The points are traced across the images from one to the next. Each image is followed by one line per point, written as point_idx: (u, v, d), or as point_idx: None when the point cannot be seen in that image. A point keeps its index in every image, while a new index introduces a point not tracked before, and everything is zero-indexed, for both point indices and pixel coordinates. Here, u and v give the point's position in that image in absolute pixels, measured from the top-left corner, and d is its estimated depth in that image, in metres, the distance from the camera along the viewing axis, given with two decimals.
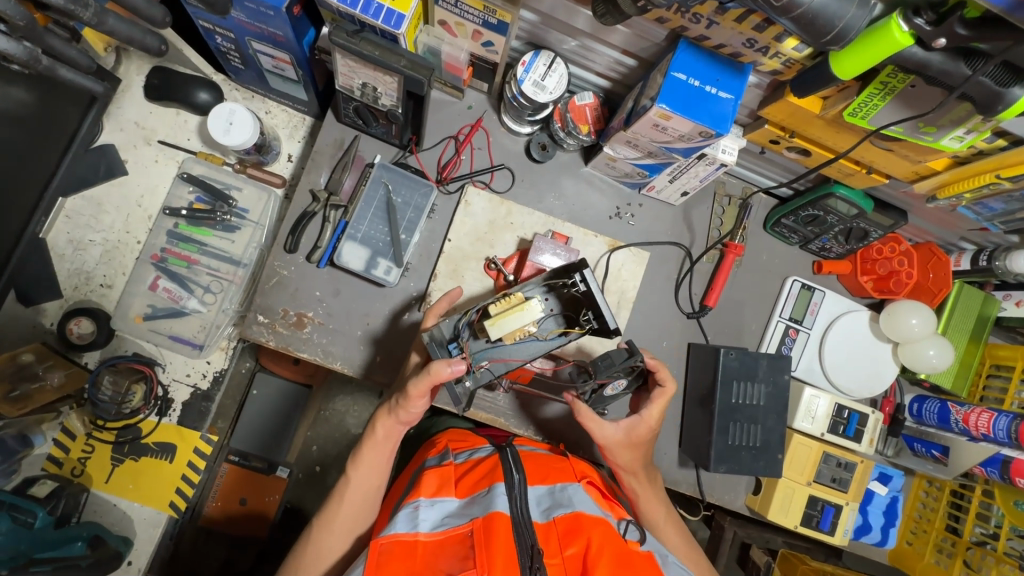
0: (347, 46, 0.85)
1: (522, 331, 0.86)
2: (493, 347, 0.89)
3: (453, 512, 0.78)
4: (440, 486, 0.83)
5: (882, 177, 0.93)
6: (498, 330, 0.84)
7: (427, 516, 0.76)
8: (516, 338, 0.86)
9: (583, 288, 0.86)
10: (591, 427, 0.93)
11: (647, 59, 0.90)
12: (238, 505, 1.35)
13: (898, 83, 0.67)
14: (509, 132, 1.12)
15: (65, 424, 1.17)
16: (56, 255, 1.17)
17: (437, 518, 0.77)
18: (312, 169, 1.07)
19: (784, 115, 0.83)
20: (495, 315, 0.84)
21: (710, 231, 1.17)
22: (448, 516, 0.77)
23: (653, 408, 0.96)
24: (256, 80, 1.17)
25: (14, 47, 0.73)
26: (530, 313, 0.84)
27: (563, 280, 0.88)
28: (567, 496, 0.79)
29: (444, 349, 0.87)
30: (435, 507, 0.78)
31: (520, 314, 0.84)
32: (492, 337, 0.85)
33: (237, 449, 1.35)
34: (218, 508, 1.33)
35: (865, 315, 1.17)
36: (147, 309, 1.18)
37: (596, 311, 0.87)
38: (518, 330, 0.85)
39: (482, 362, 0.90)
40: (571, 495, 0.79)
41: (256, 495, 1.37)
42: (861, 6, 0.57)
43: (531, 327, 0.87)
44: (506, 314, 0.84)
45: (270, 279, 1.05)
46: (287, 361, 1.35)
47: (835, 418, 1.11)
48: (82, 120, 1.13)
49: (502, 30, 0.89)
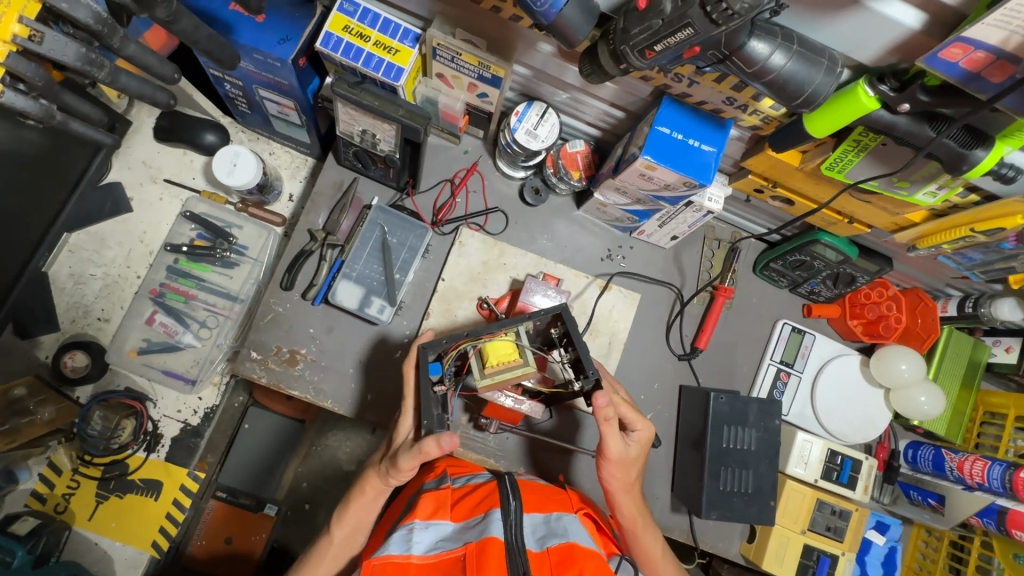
0: (347, 96, 0.90)
1: None
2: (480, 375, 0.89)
3: (448, 536, 0.79)
4: (436, 510, 0.83)
5: (864, 227, 0.95)
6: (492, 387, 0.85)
7: (421, 539, 0.78)
8: None
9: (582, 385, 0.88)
10: (607, 440, 0.86)
11: (634, 112, 0.94)
12: (224, 543, 1.30)
13: (870, 142, 0.70)
14: (504, 176, 1.16)
15: (52, 459, 1.16)
16: (56, 289, 1.20)
17: (431, 541, 0.78)
18: (311, 210, 1.11)
19: (765, 167, 0.86)
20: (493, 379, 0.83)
21: (700, 273, 1.20)
22: (442, 540, 0.78)
23: (624, 408, 0.89)
24: (261, 123, 1.21)
25: (30, 105, 0.72)
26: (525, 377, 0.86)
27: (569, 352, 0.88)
28: (563, 526, 0.79)
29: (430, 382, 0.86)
30: (429, 530, 0.79)
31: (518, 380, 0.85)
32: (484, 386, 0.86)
33: (224, 486, 1.31)
34: (203, 547, 1.28)
35: (856, 359, 1.18)
36: (141, 343, 1.19)
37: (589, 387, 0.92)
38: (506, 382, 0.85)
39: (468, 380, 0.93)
40: (567, 525, 0.80)
41: (242, 535, 1.32)
42: (829, 72, 0.60)
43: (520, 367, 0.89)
44: (502, 375, 0.82)
45: (265, 316, 1.06)
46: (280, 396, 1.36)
47: (829, 464, 1.10)
48: (91, 161, 1.17)
49: (496, 83, 0.93)
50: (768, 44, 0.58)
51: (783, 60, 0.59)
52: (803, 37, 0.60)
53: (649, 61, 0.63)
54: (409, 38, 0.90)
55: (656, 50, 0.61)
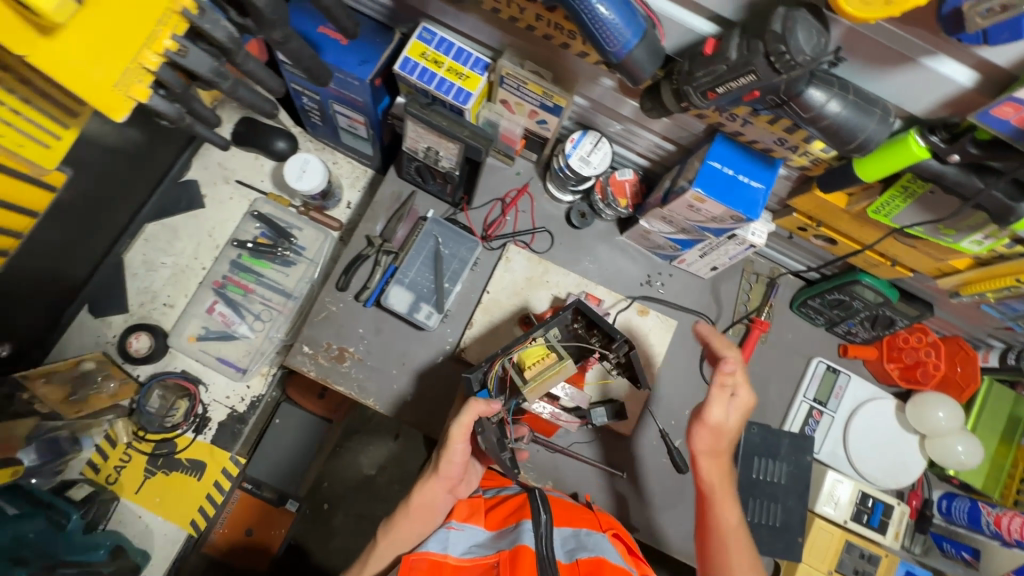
0: (419, 115, 0.98)
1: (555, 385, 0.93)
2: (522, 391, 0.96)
3: (482, 542, 0.85)
4: (471, 514, 0.92)
5: (907, 271, 0.97)
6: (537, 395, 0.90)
7: (456, 541, 0.85)
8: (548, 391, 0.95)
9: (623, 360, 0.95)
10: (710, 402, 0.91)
11: (685, 146, 0.99)
12: (243, 535, 1.38)
13: (918, 188, 0.73)
14: (552, 199, 1.21)
15: (109, 432, 1.22)
16: (129, 273, 1.29)
17: (465, 545, 0.85)
18: (370, 218, 1.18)
19: (812, 207, 0.90)
20: (533, 383, 0.89)
21: (737, 305, 1.22)
22: (475, 545, 0.84)
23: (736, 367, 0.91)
24: (329, 135, 1.31)
25: None
26: (566, 374, 0.91)
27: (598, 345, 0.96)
28: (593, 542, 0.82)
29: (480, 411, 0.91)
30: (463, 534, 0.87)
31: (559, 377, 0.90)
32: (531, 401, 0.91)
33: (251, 478, 1.39)
34: (225, 536, 1.35)
35: (891, 404, 1.18)
36: (201, 330, 1.28)
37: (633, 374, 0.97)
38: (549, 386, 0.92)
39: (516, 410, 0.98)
40: (596, 542, 0.82)
41: (262, 528, 1.40)
42: (882, 121, 0.64)
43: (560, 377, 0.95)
44: (542, 381, 0.89)
45: (319, 313, 1.13)
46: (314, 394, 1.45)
47: (859, 506, 1.09)
48: (177, 159, 1.31)
49: (556, 112, 0.99)
50: (825, 92, 0.62)
51: (839, 108, 0.63)
52: (859, 88, 0.64)
53: (710, 102, 0.69)
54: (479, 66, 0.97)
55: (718, 91, 0.66)
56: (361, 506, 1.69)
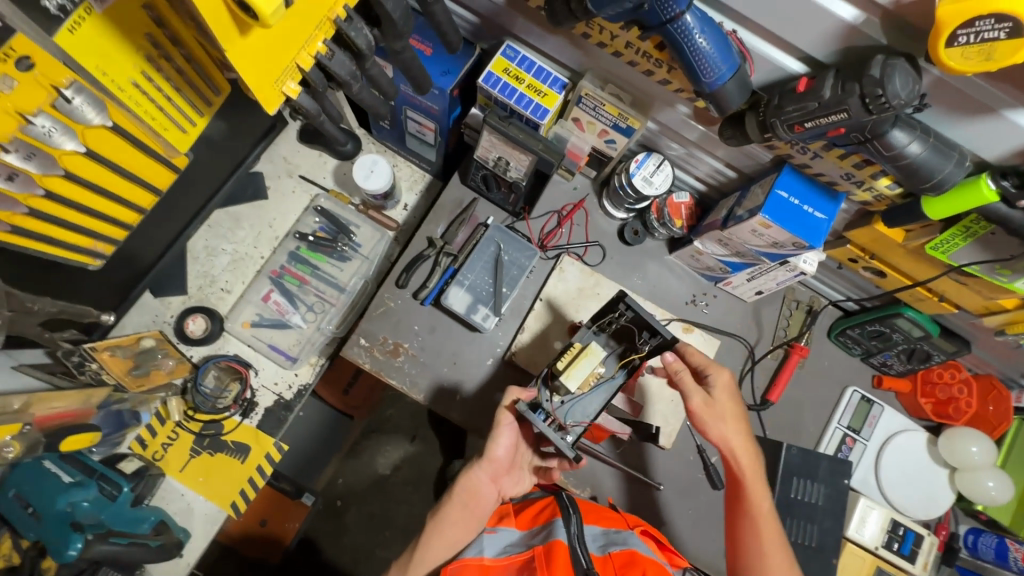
0: (497, 127, 1.04)
1: (593, 374, 0.94)
2: (574, 402, 0.96)
3: (515, 541, 0.88)
4: (502, 518, 0.94)
5: (952, 307, 1.01)
6: (573, 380, 0.91)
7: (491, 544, 0.87)
8: (590, 383, 0.95)
9: (631, 314, 0.93)
10: (685, 386, 0.98)
11: (747, 174, 1.04)
12: (257, 525, 1.49)
13: (979, 229, 0.78)
14: (606, 216, 1.26)
15: (161, 408, 1.24)
16: (191, 257, 1.33)
17: (500, 546, 0.87)
18: (432, 220, 1.22)
19: (868, 240, 0.95)
20: (565, 369, 0.92)
21: (776, 330, 1.26)
22: (509, 545, 0.86)
23: (697, 357, 0.99)
24: (394, 139, 1.36)
25: None
26: (594, 355, 0.93)
27: (612, 316, 0.96)
28: (623, 537, 0.85)
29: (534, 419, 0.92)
30: (497, 537, 0.89)
31: (587, 358, 0.92)
32: (571, 390, 0.92)
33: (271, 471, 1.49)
34: (239, 525, 1.45)
35: (923, 436, 1.21)
36: (255, 317, 1.33)
37: (650, 331, 0.94)
38: (589, 378, 0.93)
39: (571, 421, 0.95)
40: (626, 537, 0.85)
41: (274, 519, 1.52)
42: (958, 164, 0.69)
43: (600, 368, 0.95)
44: (575, 364, 0.92)
45: (378, 308, 1.17)
46: (338, 389, 1.55)
47: (891, 533, 1.13)
48: (250, 151, 1.35)
49: (627, 133, 1.04)
50: (907, 134, 0.68)
51: (919, 149, 0.68)
52: (937, 133, 0.70)
53: (795, 134, 0.74)
54: (557, 85, 1.02)
55: (805, 126, 0.71)
56: (372, 506, 1.71)
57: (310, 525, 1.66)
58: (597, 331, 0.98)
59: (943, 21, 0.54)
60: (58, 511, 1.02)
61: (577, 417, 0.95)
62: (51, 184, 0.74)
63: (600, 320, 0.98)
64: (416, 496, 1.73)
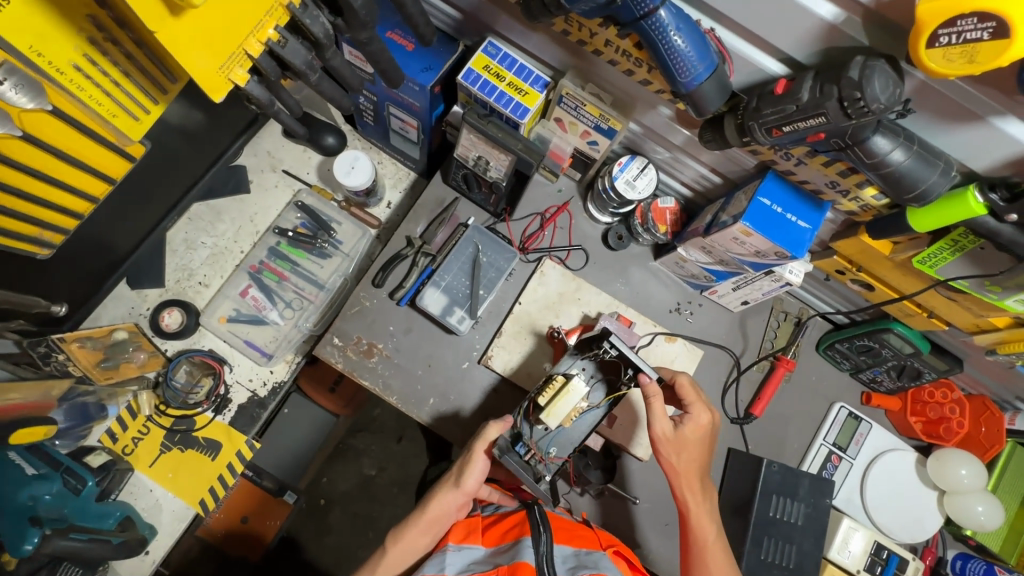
0: (476, 125, 1.01)
1: (576, 410, 0.92)
2: (556, 431, 0.96)
3: (478, 560, 0.83)
4: (467, 534, 0.89)
5: (943, 324, 0.97)
6: (555, 418, 0.90)
7: (453, 561, 0.82)
8: (573, 418, 0.93)
9: (615, 353, 0.91)
10: (652, 416, 0.91)
11: (732, 180, 1.01)
12: (239, 522, 1.42)
13: (968, 244, 0.74)
14: (590, 219, 1.23)
15: (132, 402, 1.22)
16: (169, 250, 1.32)
17: (463, 563, 0.82)
18: (412, 219, 1.20)
19: (855, 251, 0.91)
20: (547, 406, 0.90)
21: (763, 341, 1.22)
22: (473, 562, 0.82)
23: (686, 390, 0.95)
24: (378, 135, 1.34)
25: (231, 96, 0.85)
26: (577, 392, 0.90)
27: (597, 350, 0.94)
28: (593, 560, 0.81)
29: (514, 453, 0.91)
30: (460, 554, 0.84)
31: (569, 396, 0.90)
32: (552, 426, 0.91)
33: (253, 465, 1.44)
34: (222, 520, 1.40)
35: (911, 457, 1.18)
36: (232, 312, 1.31)
37: (635, 369, 0.92)
38: (572, 412, 0.91)
39: (552, 449, 0.96)
40: (597, 559, 0.81)
41: (258, 517, 1.45)
42: (944, 174, 0.66)
43: (583, 403, 0.93)
44: (556, 403, 0.90)
45: (353, 307, 1.15)
46: (324, 388, 1.49)
47: (874, 557, 1.08)
48: (231, 143, 1.35)
49: (609, 135, 1.01)
50: (890, 141, 0.64)
51: (902, 157, 0.65)
52: (922, 141, 0.66)
53: (773, 139, 0.71)
54: (539, 83, 0.99)
55: (784, 129, 0.68)
56: (357, 506, 1.69)
57: (291, 525, 1.63)
58: (582, 360, 0.96)
59: (923, 20, 0.51)
60: (18, 504, 0.98)
61: (559, 447, 0.96)
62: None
63: (584, 348, 0.96)
64: (402, 498, 1.71)
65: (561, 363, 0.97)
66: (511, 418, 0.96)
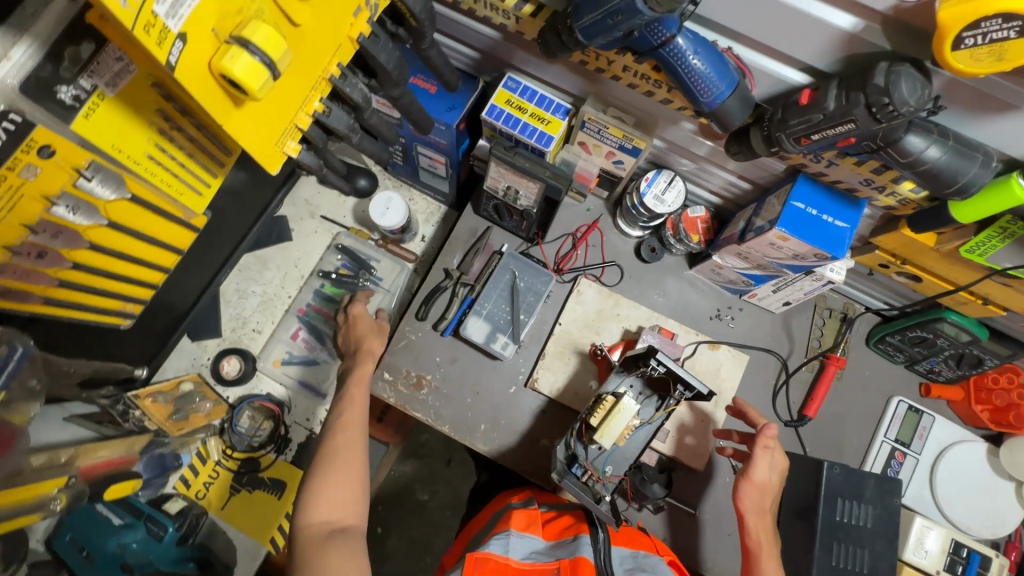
0: (503, 158, 1.05)
1: (628, 428, 0.93)
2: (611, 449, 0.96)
3: (539, 550, 0.86)
4: (528, 524, 0.91)
5: (1000, 309, 0.94)
6: (608, 438, 0.91)
7: (515, 546, 0.85)
8: (625, 437, 0.94)
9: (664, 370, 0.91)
10: (755, 462, 0.96)
11: (761, 185, 1.01)
12: None
13: (1018, 229, 0.72)
14: (621, 234, 1.25)
15: (201, 449, 1.29)
16: (223, 301, 1.40)
17: (525, 551, 0.85)
18: (447, 251, 1.24)
19: (898, 245, 0.90)
20: (599, 427, 0.92)
21: (810, 341, 1.20)
22: (534, 552, 0.85)
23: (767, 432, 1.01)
24: (408, 174, 1.40)
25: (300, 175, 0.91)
26: (627, 411, 0.92)
27: (644, 367, 0.94)
28: (651, 563, 0.83)
29: (570, 475, 0.94)
30: (522, 541, 0.86)
31: (620, 415, 0.91)
32: (607, 445, 0.92)
33: None
34: None
35: (982, 448, 1.14)
36: (285, 355, 1.38)
37: (684, 384, 0.92)
38: (625, 431, 0.93)
39: (608, 468, 0.96)
40: (654, 563, 0.83)
41: None
42: (984, 165, 0.65)
43: (634, 421, 0.94)
44: (609, 422, 0.91)
45: (399, 341, 1.18)
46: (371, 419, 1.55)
47: (953, 556, 1.05)
48: (273, 196, 1.41)
49: (634, 153, 1.03)
50: (923, 138, 0.64)
51: (938, 153, 0.65)
52: (957, 134, 0.66)
53: (802, 147, 0.72)
54: (560, 111, 1.03)
55: (812, 137, 0.69)
56: (414, 531, 1.72)
57: None
58: (629, 377, 0.97)
59: (945, 24, 0.51)
60: (109, 552, 1.00)
61: (615, 465, 0.96)
62: (80, 255, 0.80)
63: (631, 365, 0.97)
64: (455, 520, 1.73)
65: (607, 382, 0.98)
66: (564, 441, 0.97)
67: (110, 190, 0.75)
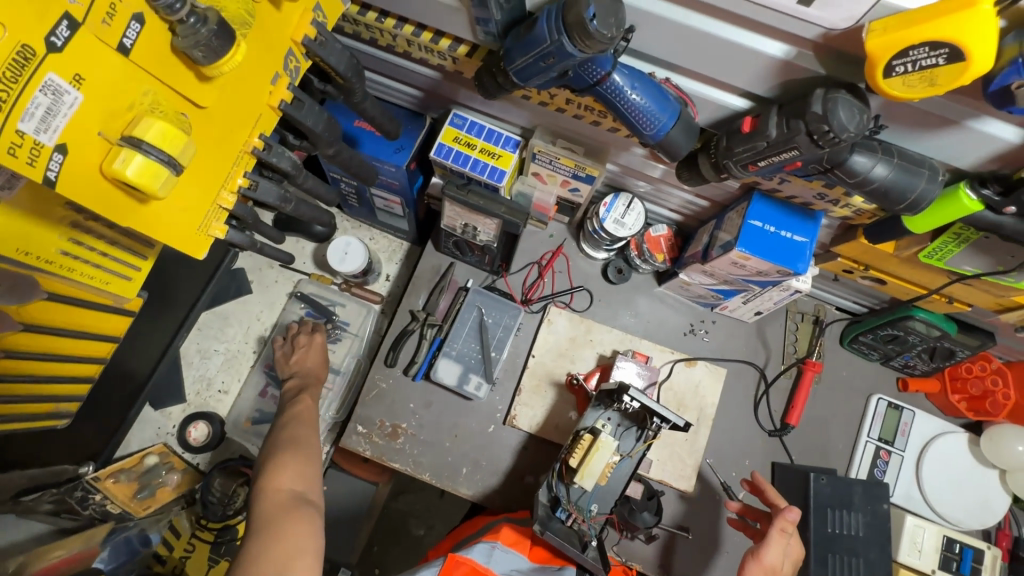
0: (456, 197, 1.02)
1: (610, 465, 0.91)
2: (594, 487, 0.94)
3: (522, 570, 0.86)
4: (518, 540, 0.90)
5: (965, 305, 0.94)
6: (589, 478, 0.89)
7: (499, 559, 0.85)
8: (607, 474, 0.92)
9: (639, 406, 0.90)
10: (768, 542, 0.88)
11: (719, 201, 1.00)
12: None
13: (971, 235, 0.72)
14: (587, 257, 1.23)
15: (172, 522, 1.24)
16: (185, 364, 1.34)
17: (507, 567, 0.85)
18: (412, 292, 1.21)
19: (858, 253, 0.89)
20: (580, 467, 0.89)
21: (785, 347, 1.19)
22: (515, 570, 0.85)
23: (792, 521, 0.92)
24: (365, 215, 1.36)
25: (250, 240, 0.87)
26: (607, 449, 0.89)
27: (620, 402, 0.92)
28: None
29: (554, 520, 0.91)
30: (506, 556, 0.86)
31: (599, 453, 0.89)
32: (589, 486, 0.90)
33: None
34: None
35: (963, 438, 1.14)
36: (254, 413, 1.31)
37: (661, 417, 0.90)
38: (606, 468, 0.90)
39: (594, 507, 0.94)
40: None
41: None
42: (931, 180, 0.65)
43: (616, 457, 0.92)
44: (588, 462, 0.89)
45: (370, 391, 1.14)
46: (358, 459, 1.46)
47: (947, 553, 1.05)
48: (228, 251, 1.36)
49: (589, 181, 1.02)
50: (869, 158, 0.63)
51: (885, 171, 0.64)
52: (902, 150, 0.65)
53: (751, 172, 0.70)
54: (510, 144, 1.00)
55: (759, 164, 0.68)
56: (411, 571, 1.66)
57: None
58: (607, 410, 0.95)
59: (874, 53, 0.51)
60: None
61: (600, 503, 0.94)
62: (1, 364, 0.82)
63: (608, 398, 0.95)
64: None
65: (584, 417, 0.96)
66: (545, 482, 0.94)
67: (20, 299, 0.75)
